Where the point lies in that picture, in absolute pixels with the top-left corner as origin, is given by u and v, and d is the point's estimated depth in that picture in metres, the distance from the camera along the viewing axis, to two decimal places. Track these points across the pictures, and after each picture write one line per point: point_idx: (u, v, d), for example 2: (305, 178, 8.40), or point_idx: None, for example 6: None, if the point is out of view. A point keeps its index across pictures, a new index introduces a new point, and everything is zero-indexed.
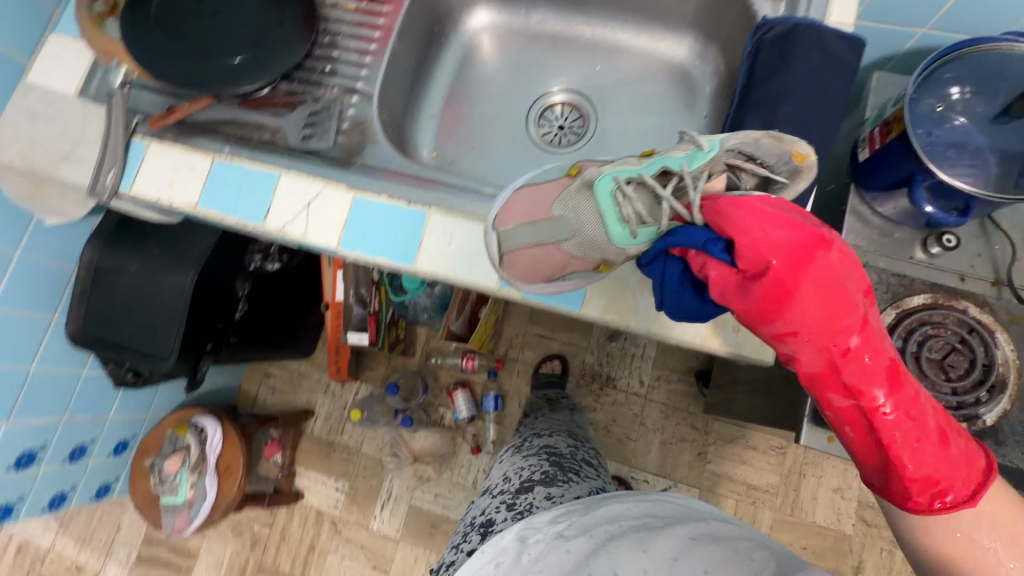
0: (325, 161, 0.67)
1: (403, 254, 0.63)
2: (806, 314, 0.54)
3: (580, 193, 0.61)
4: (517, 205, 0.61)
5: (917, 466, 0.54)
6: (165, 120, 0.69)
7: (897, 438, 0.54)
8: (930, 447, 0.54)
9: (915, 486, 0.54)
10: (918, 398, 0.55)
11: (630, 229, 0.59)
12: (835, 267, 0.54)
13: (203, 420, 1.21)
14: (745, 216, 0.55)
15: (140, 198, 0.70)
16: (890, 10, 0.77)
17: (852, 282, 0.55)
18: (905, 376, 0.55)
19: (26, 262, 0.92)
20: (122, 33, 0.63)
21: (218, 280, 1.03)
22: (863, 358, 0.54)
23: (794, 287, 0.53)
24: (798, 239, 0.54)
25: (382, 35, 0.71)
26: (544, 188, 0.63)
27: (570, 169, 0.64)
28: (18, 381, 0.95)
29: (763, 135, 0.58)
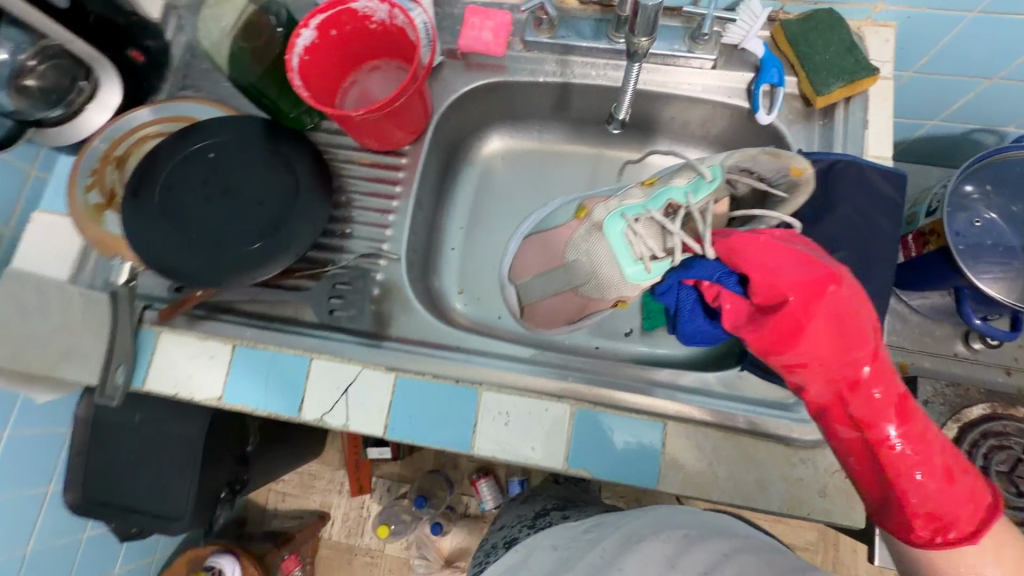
0: (357, 336, 0.63)
1: (456, 438, 0.58)
2: (819, 347, 0.49)
3: (590, 236, 0.61)
4: (553, 305, 0.66)
5: (922, 501, 0.46)
6: (175, 310, 0.62)
7: (903, 472, 0.47)
8: (940, 486, 0.46)
9: (917, 520, 0.46)
10: (928, 431, 0.48)
11: (643, 262, 0.59)
12: (850, 300, 0.49)
13: (218, 560, 1.12)
14: (752, 250, 0.52)
15: (154, 392, 0.63)
16: (904, 108, 0.77)
17: (868, 311, 0.50)
18: (916, 413, 0.48)
19: (16, 439, 0.83)
20: (125, 231, 0.59)
21: (230, 422, 0.96)
22: (877, 393, 0.48)
23: (799, 317, 0.49)
24: (802, 270, 0.50)
25: (402, 188, 0.68)
26: (555, 238, 0.66)
27: (576, 211, 0.65)
28: (15, 568, 0.86)
29: (760, 152, 0.56)
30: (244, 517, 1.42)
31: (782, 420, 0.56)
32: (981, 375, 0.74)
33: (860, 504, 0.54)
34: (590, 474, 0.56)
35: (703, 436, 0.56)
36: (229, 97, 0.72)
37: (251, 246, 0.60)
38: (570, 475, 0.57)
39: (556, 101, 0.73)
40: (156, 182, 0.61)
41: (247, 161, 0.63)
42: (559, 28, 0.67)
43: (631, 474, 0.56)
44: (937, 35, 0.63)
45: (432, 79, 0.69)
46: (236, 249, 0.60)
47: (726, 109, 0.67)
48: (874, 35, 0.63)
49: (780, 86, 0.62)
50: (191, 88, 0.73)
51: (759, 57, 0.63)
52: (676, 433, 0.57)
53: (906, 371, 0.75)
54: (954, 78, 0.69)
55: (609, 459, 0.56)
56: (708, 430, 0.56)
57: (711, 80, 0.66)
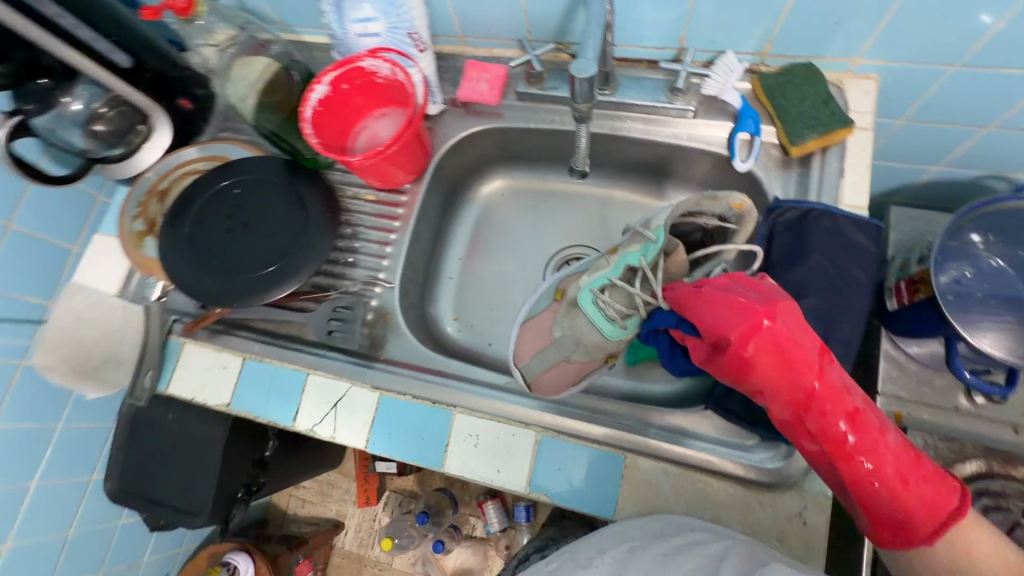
0: (350, 356, 0.69)
1: (430, 456, 0.63)
2: (768, 379, 0.51)
3: (569, 312, 0.65)
4: (555, 377, 0.64)
5: (883, 508, 0.50)
6: (198, 324, 0.71)
7: (863, 484, 0.50)
8: (897, 491, 0.49)
9: (880, 522, 0.50)
10: (884, 445, 0.50)
11: (617, 322, 0.62)
12: (791, 330, 0.51)
13: (234, 558, 1.20)
14: (698, 300, 0.54)
15: (175, 396, 0.72)
16: (903, 154, 0.76)
17: (810, 338, 0.51)
18: (868, 433, 0.49)
19: (67, 431, 0.95)
20: (160, 255, 0.68)
21: (249, 427, 1.05)
22: (831, 419, 0.50)
23: (748, 357, 0.51)
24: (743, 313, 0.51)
25: (401, 223, 0.75)
26: (540, 320, 0.68)
27: (556, 294, 0.68)
28: (58, 546, 0.97)
29: (696, 198, 0.60)
30: (265, 518, 1.51)
31: (741, 462, 0.57)
32: (983, 431, 0.71)
33: (815, 551, 0.53)
34: (549, 499, 0.60)
35: (662, 471, 0.59)
36: (260, 138, 0.82)
37: (261, 272, 0.68)
38: (531, 497, 0.61)
39: (549, 144, 0.78)
40: (188, 213, 0.71)
41: (263, 195, 0.72)
42: (549, 80, 0.73)
43: (589, 503, 0.59)
44: (921, 86, 0.63)
45: (434, 124, 0.76)
46: (248, 274, 0.68)
47: (707, 155, 0.70)
48: (854, 87, 0.64)
49: (756, 136, 0.65)
50: (230, 130, 0.84)
51: (737, 108, 0.66)
52: (635, 466, 0.59)
53: (899, 421, 0.73)
54: (948, 126, 0.69)
55: (568, 486, 0.59)
56: (667, 465, 0.59)
57: (692, 129, 0.69)
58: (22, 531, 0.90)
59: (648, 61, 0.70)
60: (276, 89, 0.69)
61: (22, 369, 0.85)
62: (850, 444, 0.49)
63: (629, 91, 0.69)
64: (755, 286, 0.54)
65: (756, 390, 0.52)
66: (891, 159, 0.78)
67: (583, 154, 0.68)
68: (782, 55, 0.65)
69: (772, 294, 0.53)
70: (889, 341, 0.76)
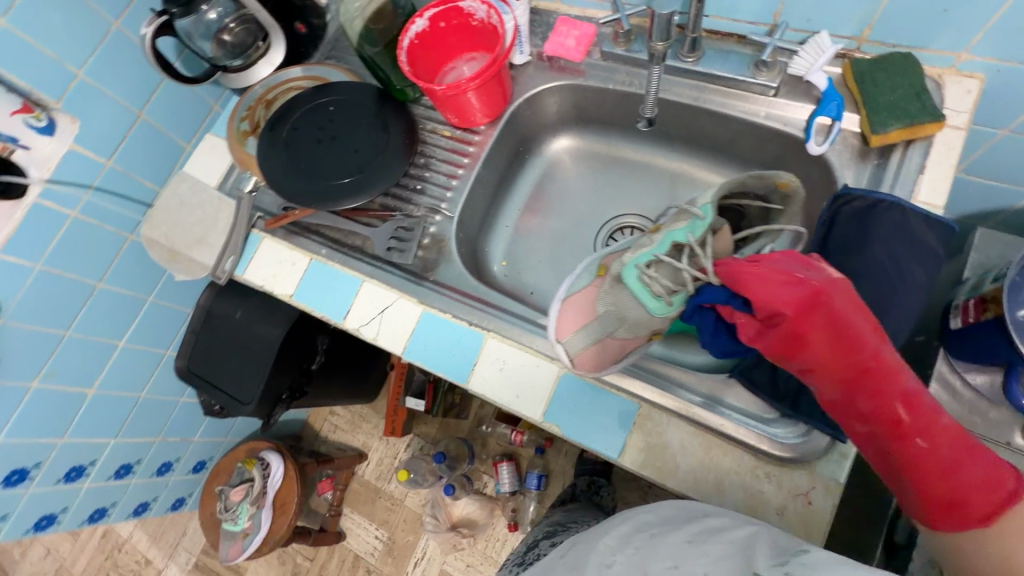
0: (403, 272, 0.74)
1: (457, 372, 0.68)
2: (821, 355, 0.50)
3: (612, 290, 0.61)
4: (595, 353, 0.60)
5: (941, 492, 0.47)
6: (279, 222, 0.80)
7: (916, 467, 0.48)
8: (956, 471, 0.47)
9: (937, 509, 0.48)
10: (939, 426, 0.48)
11: (663, 296, 0.59)
12: (846, 304, 0.50)
13: (267, 456, 1.31)
14: (749, 271, 0.53)
15: (249, 281, 0.81)
16: (1001, 171, 0.72)
17: (862, 314, 0.50)
18: (918, 411, 0.48)
19: (155, 306, 1.08)
20: (258, 153, 0.77)
21: (302, 338, 1.14)
22: (883, 399, 0.48)
23: (803, 329, 0.50)
24: (799, 284, 0.51)
25: (470, 161, 0.79)
26: (580, 296, 0.63)
27: (597, 271, 0.64)
28: (129, 405, 1.12)
29: (746, 176, 0.60)
30: (300, 434, 1.63)
31: (754, 434, 0.57)
32: None
33: (813, 532, 0.53)
34: (560, 431, 0.63)
35: (674, 428, 0.60)
36: (359, 68, 0.89)
37: (339, 181, 0.75)
38: (544, 427, 0.64)
39: (624, 109, 0.80)
40: (287, 122, 0.79)
41: (353, 116, 0.79)
42: (634, 42, 0.75)
43: (597, 443, 0.61)
44: None
45: (518, 74, 0.80)
46: (328, 182, 0.75)
47: (782, 136, 0.69)
48: (955, 85, 0.62)
49: (837, 120, 0.63)
50: (334, 58, 0.92)
51: (821, 90, 0.65)
52: (648, 418, 0.61)
53: None
54: None
55: (580, 422, 0.62)
56: (681, 423, 0.60)
57: (770, 107, 0.68)
58: (106, 382, 1.05)
59: (737, 36, 0.70)
60: (381, 18, 0.75)
61: (130, 241, 0.98)
62: (903, 422, 0.48)
63: (711, 63, 0.70)
64: (807, 260, 0.53)
65: (806, 366, 0.51)
66: (986, 176, 0.74)
67: (653, 101, 0.68)
68: (881, 42, 0.63)
69: (826, 270, 0.52)
70: (945, 363, 0.72)
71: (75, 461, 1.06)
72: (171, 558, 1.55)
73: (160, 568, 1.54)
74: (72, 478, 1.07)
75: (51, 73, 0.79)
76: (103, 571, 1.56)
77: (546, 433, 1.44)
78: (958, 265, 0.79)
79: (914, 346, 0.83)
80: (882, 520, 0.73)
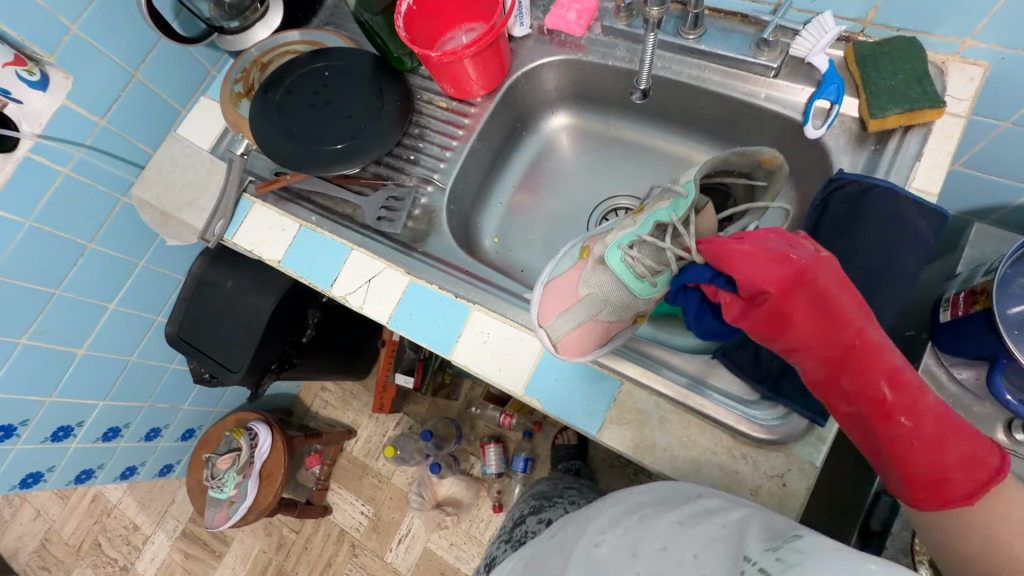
0: (392, 242, 0.74)
1: (441, 343, 0.67)
2: (806, 334, 0.49)
3: (595, 271, 0.61)
4: (581, 337, 0.59)
5: (923, 469, 0.47)
6: (270, 186, 0.79)
7: (900, 445, 0.48)
8: (939, 449, 0.47)
9: (919, 486, 0.48)
10: (923, 405, 0.47)
11: (645, 277, 0.59)
12: (832, 283, 0.49)
13: (256, 427, 1.31)
14: (734, 250, 0.52)
15: (238, 246, 0.81)
16: (1002, 165, 0.71)
17: (847, 293, 0.49)
18: (904, 389, 0.48)
19: (146, 270, 1.08)
20: (251, 116, 0.76)
21: (292, 309, 1.14)
22: (868, 378, 0.48)
23: (791, 309, 0.49)
24: (784, 262, 0.49)
25: (465, 133, 0.78)
26: (563, 278, 0.62)
27: (581, 253, 0.64)
28: (118, 368, 1.12)
29: (729, 154, 0.60)
30: (291, 409, 1.64)
31: (733, 414, 0.56)
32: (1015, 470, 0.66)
33: (787, 513, 0.53)
34: (541, 406, 0.62)
35: (655, 406, 0.60)
36: (358, 36, 0.88)
37: (331, 147, 0.74)
38: (524, 401, 0.64)
39: (624, 88, 0.79)
40: (281, 85, 0.78)
41: (348, 82, 0.78)
42: (636, 18, 0.73)
43: (577, 418, 0.61)
44: None
45: (517, 47, 0.79)
46: (320, 147, 0.74)
47: (780, 119, 0.68)
48: (958, 72, 0.60)
49: (836, 103, 0.62)
50: (333, 25, 0.91)
51: (822, 72, 0.64)
52: (629, 394, 0.61)
53: None
54: None
55: (561, 397, 0.62)
56: (661, 402, 0.60)
57: (771, 89, 0.67)
58: (95, 343, 1.05)
59: (740, 15, 0.68)
60: None
61: (123, 203, 0.98)
62: (887, 403, 0.47)
63: (712, 42, 0.69)
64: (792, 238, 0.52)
65: (791, 347, 0.50)
66: (985, 170, 0.73)
67: (649, 75, 0.67)
68: (885, 25, 0.62)
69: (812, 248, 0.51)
70: (932, 357, 0.72)
71: (62, 421, 1.06)
72: (158, 524, 1.56)
73: (147, 534, 1.56)
74: (58, 437, 1.07)
75: (44, 25, 0.78)
76: (91, 534, 1.57)
77: (535, 417, 1.44)
78: (951, 261, 0.78)
79: (903, 341, 0.82)
80: (860, 511, 0.73)
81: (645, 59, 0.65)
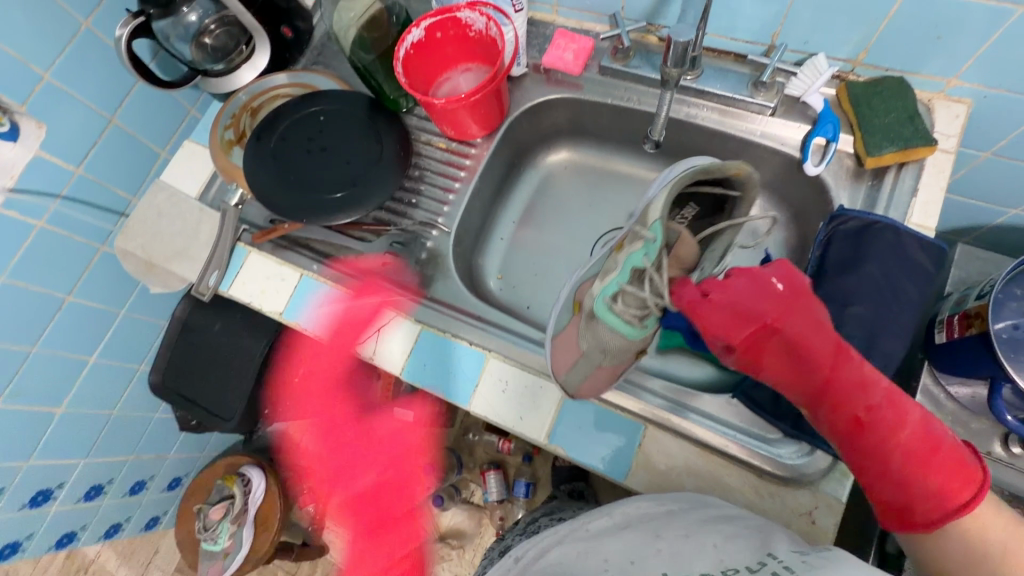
0: (399, 289, 0.72)
1: (458, 393, 0.66)
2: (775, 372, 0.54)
3: (586, 327, 0.61)
4: (593, 382, 0.61)
5: (889, 497, 0.51)
6: (267, 236, 0.76)
7: (866, 472, 0.52)
8: (908, 480, 0.50)
9: (884, 509, 0.52)
10: (893, 441, 0.50)
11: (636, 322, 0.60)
12: (800, 329, 0.52)
13: (248, 471, 1.26)
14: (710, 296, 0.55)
15: (235, 297, 0.78)
16: (982, 190, 0.74)
17: (821, 335, 0.52)
18: (874, 424, 0.51)
19: (127, 319, 1.03)
20: (244, 164, 0.74)
21: (285, 350, 1.11)
22: (837, 414, 0.52)
23: (758, 351, 0.54)
24: (751, 313, 0.53)
25: (466, 174, 0.78)
26: (563, 337, 0.64)
27: (573, 308, 0.65)
28: (100, 423, 1.06)
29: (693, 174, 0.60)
30: None
31: (758, 453, 0.57)
32: (1012, 481, 0.69)
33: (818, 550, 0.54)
34: (565, 453, 0.62)
35: (679, 447, 0.60)
36: (348, 76, 0.87)
37: (331, 195, 0.72)
38: (548, 449, 0.63)
39: (621, 123, 0.80)
40: (274, 131, 0.76)
41: (345, 126, 0.76)
42: (633, 58, 0.74)
43: (601, 464, 0.61)
44: (1015, 118, 0.62)
45: (514, 86, 0.79)
46: (320, 195, 0.72)
47: (778, 155, 0.70)
48: (944, 109, 0.63)
49: (833, 141, 0.64)
50: (322, 64, 0.89)
51: (818, 111, 0.66)
52: (651, 438, 0.61)
53: None
54: None
55: (584, 442, 0.62)
56: (684, 444, 0.60)
57: (768, 127, 0.69)
58: (75, 399, 0.99)
59: (735, 54, 0.70)
60: (376, 26, 0.73)
61: (102, 252, 0.93)
62: (855, 433, 0.51)
63: (709, 81, 0.70)
64: (766, 280, 0.54)
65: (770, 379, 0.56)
66: (966, 194, 0.76)
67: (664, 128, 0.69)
68: (875, 65, 0.64)
69: (789, 293, 0.53)
70: (929, 375, 0.74)
71: (42, 484, 1.00)
72: None
73: None
74: (38, 502, 1.01)
75: (16, 75, 0.74)
76: None
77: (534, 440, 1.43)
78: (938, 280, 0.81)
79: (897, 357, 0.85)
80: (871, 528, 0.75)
81: (662, 108, 0.66)
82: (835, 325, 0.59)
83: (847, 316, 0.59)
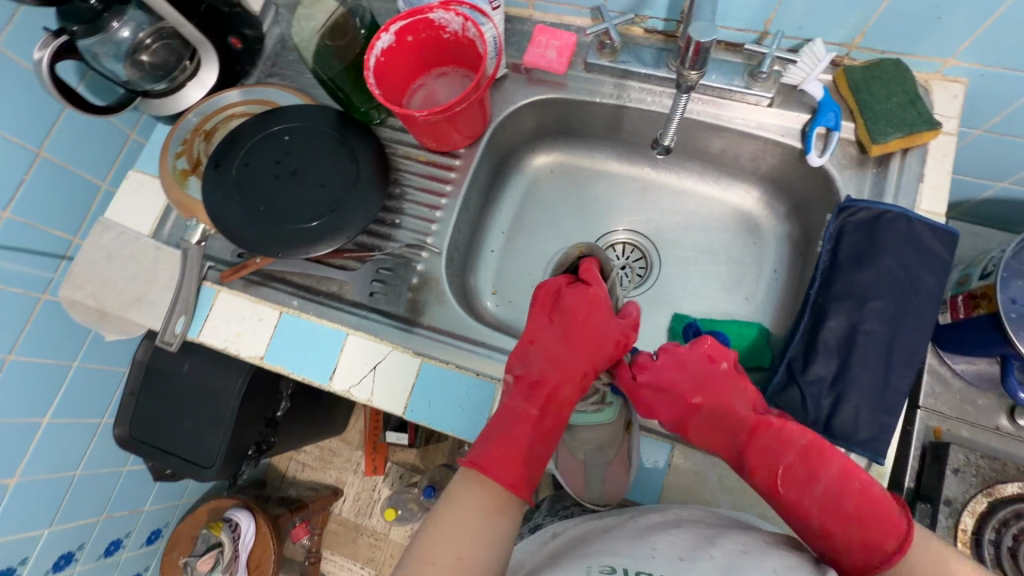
0: (392, 320, 0.67)
1: (470, 428, 0.62)
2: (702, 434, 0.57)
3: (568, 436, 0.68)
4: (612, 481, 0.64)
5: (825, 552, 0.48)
6: (238, 273, 0.69)
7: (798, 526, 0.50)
8: (834, 530, 0.47)
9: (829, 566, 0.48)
10: (815, 492, 0.49)
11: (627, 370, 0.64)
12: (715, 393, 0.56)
13: (236, 514, 1.19)
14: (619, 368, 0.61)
15: (207, 344, 0.70)
16: (972, 166, 0.74)
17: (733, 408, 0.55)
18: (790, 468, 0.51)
19: (82, 370, 0.93)
20: (204, 196, 0.66)
21: (264, 385, 1.03)
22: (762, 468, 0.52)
23: (677, 422, 0.57)
24: (668, 388, 0.57)
25: (452, 188, 0.72)
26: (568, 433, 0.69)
27: None
28: (63, 487, 0.96)
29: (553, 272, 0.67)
30: (265, 479, 1.50)
31: None
32: None
33: None
34: None
35: (709, 463, 0.58)
36: (309, 87, 0.79)
37: (306, 224, 0.65)
38: None
39: (610, 121, 0.76)
40: (234, 155, 0.68)
41: (315, 146, 0.69)
42: (620, 53, 0.70)
43: (632, 489, 0.58)
44: (1011, 95, 0.61)
45: (495, 89, 0.73)
46: (295, 226, 0.65)
47: (776, 146, 0.67)
48: (941, 89, 0.62)
49: (835, 130, 0.62)
50: (277, 75, 0.81)
51: (817, 99, 0.64)
52: (680, 457, 0.58)
53: (939, 437, 0.70)
54: None
55: None
56: (715, 460, 0.58)
57: (765, 117, 0.67)
58: (31, 466, 0.89)
59: (727, 43, 0.67)
60: (340, 33, 0.66)
61: (44, 302, 0.83)
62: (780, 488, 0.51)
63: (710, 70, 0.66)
64: (687, 358, 0.58)
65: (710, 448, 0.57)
66: (955, 171, 0.76)
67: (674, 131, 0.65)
68: (871, 48, 0.62)
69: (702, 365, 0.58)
70: (934, 355, 0.74)
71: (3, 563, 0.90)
72: None
73: None
74: None
75: None
76: None
77: None
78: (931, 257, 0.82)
79: None
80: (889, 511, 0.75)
81: (675, 113, 0.62)
82: (855, 322, 0.58)
83: (867, 312, 0.57)
